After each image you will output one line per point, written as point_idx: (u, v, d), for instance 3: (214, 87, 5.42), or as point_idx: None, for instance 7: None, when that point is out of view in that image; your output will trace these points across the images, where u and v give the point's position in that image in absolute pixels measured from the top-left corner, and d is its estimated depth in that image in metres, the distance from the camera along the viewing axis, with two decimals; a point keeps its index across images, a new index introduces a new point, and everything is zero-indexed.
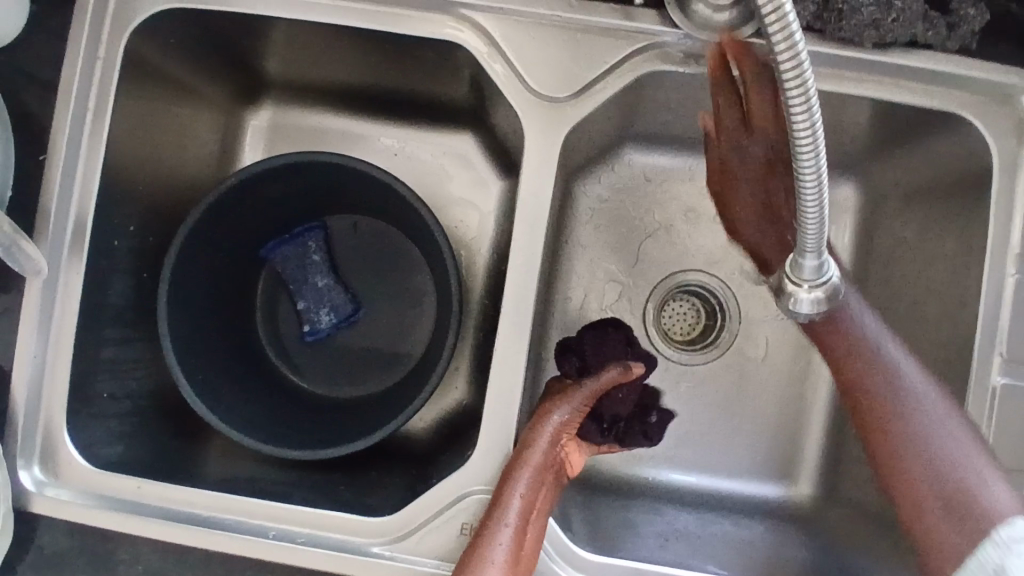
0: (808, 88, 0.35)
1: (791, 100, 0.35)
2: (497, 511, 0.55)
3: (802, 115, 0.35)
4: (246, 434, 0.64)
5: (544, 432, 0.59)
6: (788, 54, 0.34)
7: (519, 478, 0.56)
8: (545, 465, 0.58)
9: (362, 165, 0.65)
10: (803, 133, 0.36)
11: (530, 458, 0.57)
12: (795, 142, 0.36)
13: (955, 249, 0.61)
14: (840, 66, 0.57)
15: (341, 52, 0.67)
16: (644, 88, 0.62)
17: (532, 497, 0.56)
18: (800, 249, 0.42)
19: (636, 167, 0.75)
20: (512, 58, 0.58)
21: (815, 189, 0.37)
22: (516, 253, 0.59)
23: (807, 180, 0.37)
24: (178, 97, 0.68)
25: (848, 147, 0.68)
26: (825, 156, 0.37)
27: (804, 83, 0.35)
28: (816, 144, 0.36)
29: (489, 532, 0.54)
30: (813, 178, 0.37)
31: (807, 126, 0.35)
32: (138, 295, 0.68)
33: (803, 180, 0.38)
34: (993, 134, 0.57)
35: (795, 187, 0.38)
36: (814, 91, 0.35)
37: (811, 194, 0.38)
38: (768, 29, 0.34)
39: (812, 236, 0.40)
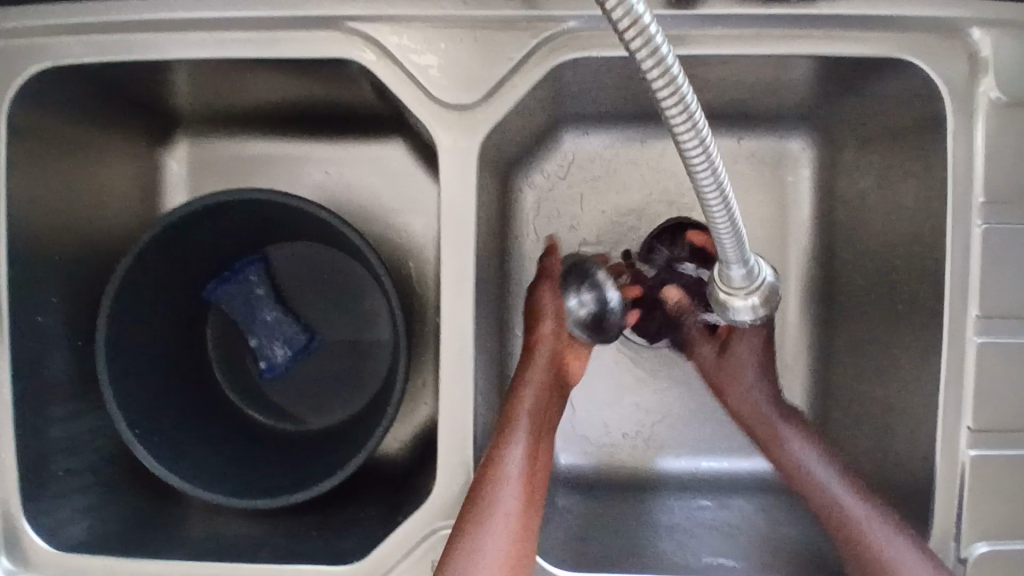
0: (663, 58, 0.31)
1: (649, 76, 0.32)
2: (490, 488, 0.52)
3: (664, 87, 0.32)
4: (209, 488, 0.62)
5: (529, 388, 0.58)
6: (632, 29, 0.30)
7: (511, 448, 0.54)
8: (534, 425, 0.56)
9: (291, 200, 0.62)
10: (672, 106, 0.32)
11: (519, 421, 0.56)
12: (667, 119, 0.33)
13: (917, 198, 0.57)
14: (765, 25, 0.52)
15: (244, 78, 0.64)
16: (562, 76, 0.58)
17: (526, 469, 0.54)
18: (718, 240, 0.37)
19: (576, 150, 0.72)
20: (411, 67, 0.54)
21: (704, 161, 0.33)
22: (448, 275, 0.55)
23: (692, 152, 0.33)
24: (86, 152, 0.65)
25: (795, 99, 0.63)
26: (704, 124, 0.33)
27: (656, 53, 0.31)
28: (690, 114, 0.32)
29: (481, 521, 0.51)
30: (697, 148, 0.33)
31: (672, 96, 0.32)
32: (78, 363, 0.65)
33: (691, 156, 0.34)
34: (942, 74, 0.52)
35: (685, 164, 0.34)
36: (677, 65, 0.32)
37: (701, 164, 0.34)
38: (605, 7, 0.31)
39: (722, 221, 0.36)
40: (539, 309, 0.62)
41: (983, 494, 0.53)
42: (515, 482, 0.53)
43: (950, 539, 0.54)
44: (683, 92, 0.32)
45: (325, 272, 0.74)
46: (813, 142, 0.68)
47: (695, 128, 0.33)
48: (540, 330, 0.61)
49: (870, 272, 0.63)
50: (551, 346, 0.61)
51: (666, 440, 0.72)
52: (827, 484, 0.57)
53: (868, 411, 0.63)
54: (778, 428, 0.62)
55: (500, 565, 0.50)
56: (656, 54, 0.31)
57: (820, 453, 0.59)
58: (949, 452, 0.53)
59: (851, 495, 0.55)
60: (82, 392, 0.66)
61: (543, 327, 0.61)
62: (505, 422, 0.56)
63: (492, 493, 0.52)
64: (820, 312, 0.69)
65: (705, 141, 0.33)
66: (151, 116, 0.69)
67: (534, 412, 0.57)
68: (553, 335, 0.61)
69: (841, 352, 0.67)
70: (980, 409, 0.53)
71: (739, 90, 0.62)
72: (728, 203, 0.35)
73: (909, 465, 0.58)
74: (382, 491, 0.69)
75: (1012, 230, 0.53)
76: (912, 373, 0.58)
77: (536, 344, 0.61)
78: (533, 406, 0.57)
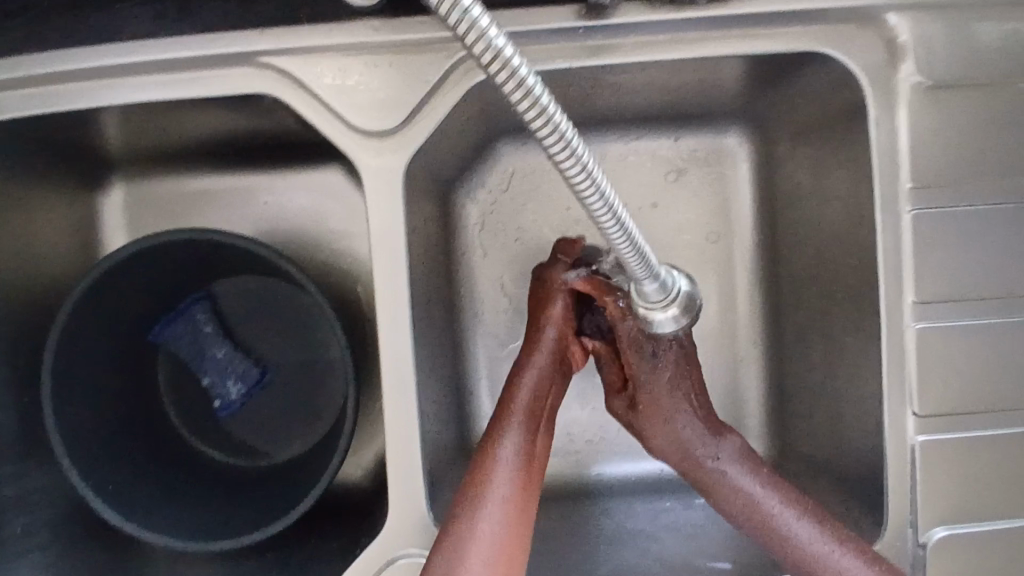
0: (538, 99, 0.31)
1: (526, 116, 0.31)
2: (478, 481, 0.52)
3: (543, 125, 0.31)
4: (167, 533, 0.61)
5: (526, 379, 0.57)
6: (504, 73, 0.30)
7: (499, 451, 0.53)
8: (531, 421, 0.55)
9: (231, 239, 0.62)
10: (553, 143, 0.32)
11: (513, 419, 0.55)
12: (549, 154, 0.32)
13: (848, 187, 0.57)
14: (679, 29, 0.52)
15: (173, 118, 0.63)
16: (484, 93, 0.57)
17: (519, 472, 0.53)
18: (623, 258, 0.38)
19: (514, 162, 0.71)
20: (328, 98, 0.53)
21: (592, 189, 0.33)
22: (384, 304, 0.54)
23: (580, 182, 0.33)
24: (19, 208, 0.64)
25: (724, 95, 0.63)
26: (589, 153, 0.33)
27: (531, 95, 0.31)
28: (573, 148, 0.32)
29: (465, 521, 0.51)
30: (584, 179, 0.33)
31: (552, 134, 0.32)
32: (25, 419, 0.64)
33: (578, 185, 0.34)
34: (860, 63, 0.52)
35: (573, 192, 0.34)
36: (553, 103, 0.31)
37: (590, 191, 0.34)
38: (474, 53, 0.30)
39: (622, 240, 0.37)
40: (551, 289, 0.59)
41: (933, 478, 0.53)
42: (502, 488, 0.52)
43: (906, 525, 0.54)
44: (559, 124, 0.31)
45: (272, 303, 0.73)
46: (748, 136, 0.68)
47: (576, 156, 0.32)
48: (550, 309, 0.58)
49: (811, 262, 0.63)
50: (558, 327, 0.58)
51: (629, 445, 0.71)
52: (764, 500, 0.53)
53: (820, 403, 0.63)
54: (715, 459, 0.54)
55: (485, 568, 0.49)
56: (527, 90, 0.30)
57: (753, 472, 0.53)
58: (896, 439, 0.53)
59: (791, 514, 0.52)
60: (32, 449, 0.65)
61: (552, 307, 0.58)
62: (497, 421, 0.55)
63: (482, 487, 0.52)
64: (769, 304, 0.69)
65: (589, 168, 0.33)
66: (82, 163, 0.68)
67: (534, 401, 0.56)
68: (560, 316, 0.58)
69: (792, 343, 0.67)
70: (924, 395, 0.53)
71: (666, 92, 0.62)
72: (624, 224, 0.36)
73: (862, 455, 0.58)
74: (345, 520, 0.68)
75: (940, 214, 0.53)
76: (857, 362, 0.58)
77: (537, 337, 0.59)
78: (530, 401, 0.56)
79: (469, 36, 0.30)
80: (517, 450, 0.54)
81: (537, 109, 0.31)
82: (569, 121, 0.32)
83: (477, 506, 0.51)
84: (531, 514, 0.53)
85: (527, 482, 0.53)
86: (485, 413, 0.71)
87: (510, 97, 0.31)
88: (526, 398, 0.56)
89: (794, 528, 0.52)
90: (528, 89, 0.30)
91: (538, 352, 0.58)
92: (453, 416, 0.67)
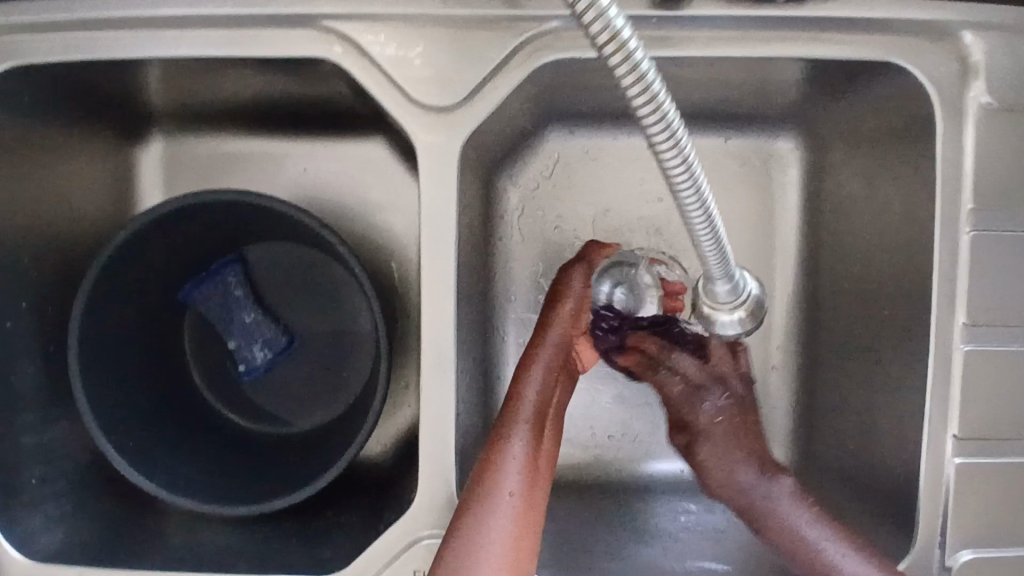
0: (650, 85, 0.31)
1: (637, 103, 0.32)
2: (487, 479, 0.50)
3: (651, 114, 0.32)
4: (187, 495, 0.61)
5: (529, 388, 0.53)
6: (621, 58, 0.30)
7: (509, 447, 0.51)
8: (534, 432, 0.52)
9: (275, 205, 0.61)
10: (658, 132, 0.32)
11: (515, 432, 0.52)
12: (653, 145, 0.32)
13: (905, 203, 0.56)
14: (752, 26, 0.51)
15: (221, 75, 0.62)
16: (544, 76, 0.56)
17: (523, 490, 0.50)
18: (701, 254, 0.38)
19: (560, 148, 0.70)
20: (387, 67, 0.52)
21: (688, 183, 0.33)
22: (427, 281, 0.54)
23: (677, 174, 0.33)
24: (58, 154, 0.63)
25: (783, 98, 0.62)
26: (690, 145, 0.33)
27: (644, 81, 0.31)
28: (675, 138, 0.32)
29: (473, 519, 0.49)
30: (683, 171, 0.33)
31: (658, 122, 0.31)
32: (49, 370, 0.63)
33: (675, 177, 0.34)
34: (932, 76, 0.51)
35: (669, 184, 0.34)
36: (665, 93, 0.31)
37: (686, 185, 0.34)
38: (595, 39, 0.31)
39: (707, 237, 0.36)
40: (561, 295, 0.57)
41: (967, 500, 0.53)
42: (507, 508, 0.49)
43: (934, 545, 0.53)
44: (667, 113, 0.31)
45: (304, 272, 0.72)
46: (800, 143, 0.67)
47: (674, 140, 0.32)
48: (558, 311, 0.56)
49: (857, 273, 0.63)
50: (566, 327, 0.56)
51: (652, 443, 0.70)
52: (796, 523, 0.53)
53: (853, 415, 0.63)
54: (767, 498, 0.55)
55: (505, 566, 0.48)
56: (633, 63, 0.31)
57: (785, 490, 0.55)
58: (934, 459, 0.53)
59: (818, 531, 0.53)
60: (55, 400, 0.64)
61: (561, 310, 0.57)
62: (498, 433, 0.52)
63: (491, 483, 0.50)
64: (806, 313, 0.68)
65: (685, 152, 0.32)
66: (122, 114, 0.67)
67: (541, 401, 0.53)
68: (569, 318, 0.56)
69: (828, 354, 0.66)
70: (966, 416, 0.53)
71: (725, 90, 0.61)
72: (712, 221, 0.35)
73: (894, 470, 0.57)
74: (363, 495, 0.68)
75: (997, 236, 0.52)
76: (898, 378, 0.57)
77: (548, 324, 0.56)
78: (537, 403, 0.53)
79: (595, 27, 0.30)
80: (524, 448, 0.51)
81: (648, 96, 0.31)
82: (674, 106, 0.32)
83: (483, 529, 0.48)
84: (535, 534, 0.50)
85: (537, 478, 0.51)
86: None
87: (616, 71, 0.31)
88: (531, 408, 0.53)
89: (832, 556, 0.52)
90: (641, 75, 0.31)
91: (544, 352, 0.55)
92: (482, 400, 0.67)
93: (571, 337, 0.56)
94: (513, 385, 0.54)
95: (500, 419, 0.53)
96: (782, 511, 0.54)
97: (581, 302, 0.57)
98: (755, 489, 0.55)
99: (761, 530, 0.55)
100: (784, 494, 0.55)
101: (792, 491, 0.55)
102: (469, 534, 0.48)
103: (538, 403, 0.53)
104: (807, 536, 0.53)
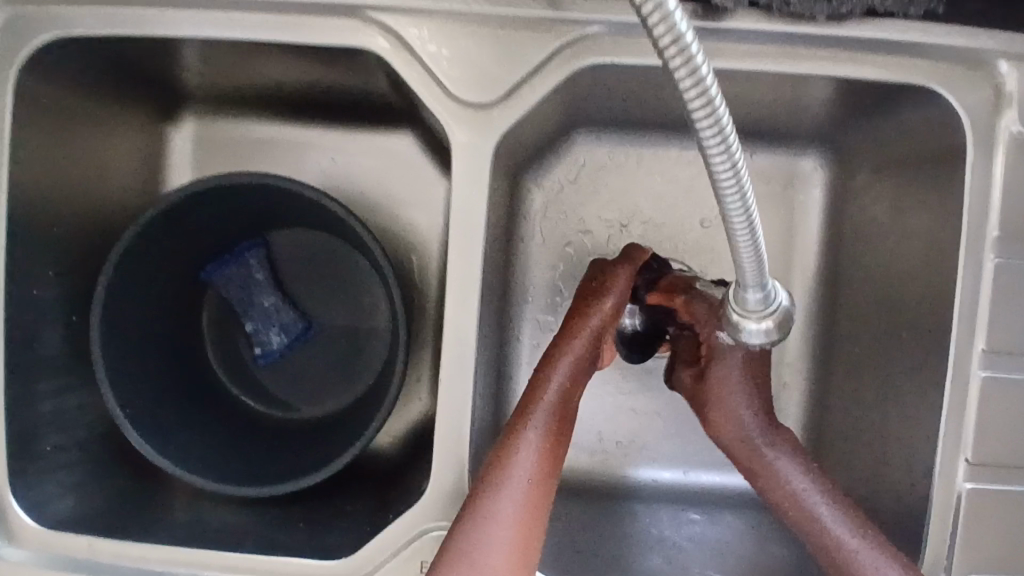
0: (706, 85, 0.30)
1: (690, 103, 0.31)
2: (498, 467, 0.50)
3: (704, 114, 0.31)
4: (198, 473, 0.61)
5: (556, 372, 0.53)
6: (678, 55, 0.30)
7: (523, 439, 0.51)
8: (558, 412, 0.52)
9: (290, 184, 0.61)
10: (709, 133, 0.32)
11: (538, 408, 0.52)
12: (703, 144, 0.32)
13: (930, 227, 0.57)
14: (792, 43, 0.52)
15: (260, 60, 0.62)
16: (581, 80, 0.57)
17: (539, 464, 0.50)
18: (737, 259, 0.38)
19: (588, 154, 0.71)
20: (428, 61, 0.53)
21: (735, 186, 0.33)
22: (453, 275, 0.54)
23: (724, 176, 0.33)
24: (92, 127, 0.64)
25: (813, 117, 0.63)
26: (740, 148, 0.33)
27: (700, 81, 0.30)
28: (726, 140, 0.32)
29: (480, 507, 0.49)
30: (730, 174, 0.33)
31: (711, 123, 0.31)
32: (70, 341, 0.64)
33: (721, 179, 0.33)
34: (966, 104, 0.52)
35: (714, 186, 0.34)
36: (720, 94, 0.31)
37: (731, 188, 0.34)
38: (654, 35, 0.30)
39: (745, 241, 0.36)
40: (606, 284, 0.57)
41: (976, 528, 0.53)
42: (519, 477, 0.50)
43: (940, 569, 0.53)
44: (720, 114, 0.31)
45: (326, 260, 0.73)
46: (826, 163, 0.68)
47: (726, 143, 0.32)
48: (602, 301, 0.56)
49: (877, 295, 0.63)
50: (606, 318, 0.56)
51: (659, 452, 0.70)
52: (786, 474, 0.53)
53: (866, 438, 0.63)
54: (765, 452, 0.54)
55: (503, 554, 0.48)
56: (692, 66, 0.30)
57: (780, 445, 0.54)
58: (944, 483, 0.53)
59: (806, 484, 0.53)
60: (73, 370, 0.64)
61: (605, 301, 0.56)
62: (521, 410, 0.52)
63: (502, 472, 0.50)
64: (821, 333, 0.69)
65: (734, 155, 0.32)
66: (157, 91, 0.68)
67: (560, 393, 0.53)
68: (611, 310, 0.56)
69: (842, 374, 0.67)
70: (981, 442, 0.53)
71: (758, 106, 0.61)
72: (753, 226, 0.35)
73: (903, 494, 0.57)
74: (371, 484, 0.68)
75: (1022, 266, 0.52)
76: (912, 401, 0.58)
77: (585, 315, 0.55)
78: (556, 396, 0.52)
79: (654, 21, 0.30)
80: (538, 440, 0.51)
81: (703, 96, 0.31)
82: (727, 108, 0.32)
83: (491, 493, 0.49)
84: (545, 509, 0.50)
85: (549, 470, 0.51)
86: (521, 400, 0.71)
87: (674, 72, 0.30)
88: (556, 391, 0.53)
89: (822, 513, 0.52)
90: (698, 73, 0.30)
91: (577, 337, 0.55)
92: (495, 397, 0.67)
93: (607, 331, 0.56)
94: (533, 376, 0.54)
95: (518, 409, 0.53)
96: (774, 465, 0.53)
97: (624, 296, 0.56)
98: (749, 437, 0.54)
99: (758, 482, 0.54)
100: (780, 447, 0.54)
101: (786, 444, 0.54)
102: (481, 502, 0.49)
103: (556, 396, 0.52)
104: (797, 492, 0.53)
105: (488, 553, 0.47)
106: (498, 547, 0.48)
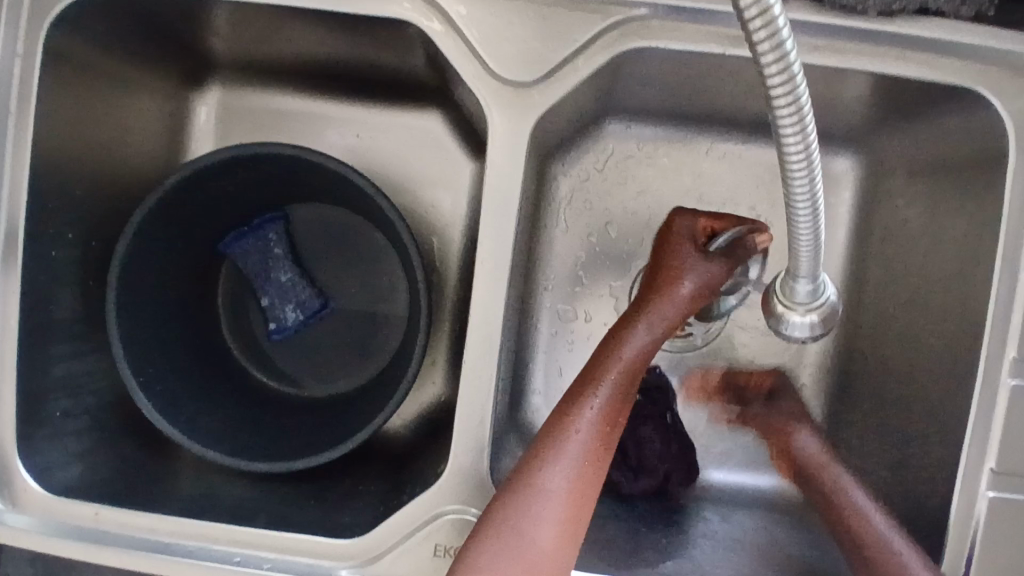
0: (788, 59, 0.31)
1: (768, 76, 0.31)
2: (554, 436, 0.50)
3: (782, 89, 0.32)
4: (207, 445, 0.60)
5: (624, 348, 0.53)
6: (761, 22, 0.30)
7: (582, 414, 0.50)
8: (623, 385, 0.52)
9: (316, 157, 0.60)
10: (785, 109, 0.32)
11: (602, 383, 0.51)
12: (775, 116, 0.32)
13: (966, 232, 0.56)
14: (839, 38, 0.51)
15: (294, 30, 0.61)
16: (623, 65, 0.56)
17: (598, 438, 0.50)
18: (794, 243, 0.38)
19: (618, 144, 0.70)
20: (471, 37, 0.52)
21: (803, 165, 0.33)
22: (484, 256, 0.54)
23: (794, 156, 0.33)
24: (116, 89, 0.63)
25: (851, 119, 0.63)
26: (813, 127, 0.33)
27: (783, 54, 0.31)
28: (802, 116, 0.32)
29: (527, 483, 0.49)
30: (800, 152, 0.33)
31: (788, 98, 0.32)
32: (84, 305, 0.63)
33: (790, 159, 0.34)
34: (1012, 109, 0.51)
35: (781, 165, 0.34)
36: (799, 70, 0.31)
37: (799, 168, 0.34)
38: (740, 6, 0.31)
39: (805, 226, 0.36)
40: (688, 270, 0.55)
41: (999, 538, 0.52)
42: (579, 447, 0.50)
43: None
44: (798, 88, 0.31)
45: (347, 237, 0.72)
46: (858, 165, 0.68)
47: (800, 121, 0.32)
48: (676, 291, 0.55)
49: (905, 299, 0.63)
50: (678, 309, 0.54)
51: None
52: (866, 512, 0.55)
53: (890, 443, 0.62)
54: (847, 492, 0.58)
55: (551, 531, 0.48)
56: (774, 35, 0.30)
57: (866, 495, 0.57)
58: (967, 490, 0.52)
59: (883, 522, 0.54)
60: (85, 334, 0.63)
61: (679, 290, 0.55)
62: (585, 379, 0.52)
63: (557, 445, 0.49)
64: (841, 337, 0.69)
65: (807, 135, 0.32)
66: (184, 57, 0.67)
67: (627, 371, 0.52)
68: (685, 301, 0.55)
69: (864, 379, 0.66)
70: (1009, 452, 0.52)
71: None
72: (815, 209, 0.36)
73: (927, 501, 0.57)
74: (382, 466, 0.67)
75: None
76: (937, 406, 0.57)
77: (660, 297, 0.55)
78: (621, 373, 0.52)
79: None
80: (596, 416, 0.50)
81: (784, 69, 0.31)
82: (805, 86, 0.32)
83: (552, 463, 0.49)
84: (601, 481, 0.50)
85: (602, 449, 0.50)
86: (536, 388, 0.70)
87: (757, 46, 0.31)
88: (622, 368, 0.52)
89: (895, 546, 0.52)
90: (781, 45, 0.31)
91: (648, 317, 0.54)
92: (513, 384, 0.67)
93: (680, 313, 0.55)
94: (605, 347, 0.53)
95: (585, 377, 0.52)
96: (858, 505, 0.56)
97: (703, 290, 0.55)
98: (840, 484, 0.58)
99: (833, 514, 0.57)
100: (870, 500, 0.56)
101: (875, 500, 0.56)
102: (532, 473, 0.49)
103: (622, 373, 0.52)
104: (876, 526, 0.54)
105: (537, 528, 0.47)
106: (547, 524, 0.48)
